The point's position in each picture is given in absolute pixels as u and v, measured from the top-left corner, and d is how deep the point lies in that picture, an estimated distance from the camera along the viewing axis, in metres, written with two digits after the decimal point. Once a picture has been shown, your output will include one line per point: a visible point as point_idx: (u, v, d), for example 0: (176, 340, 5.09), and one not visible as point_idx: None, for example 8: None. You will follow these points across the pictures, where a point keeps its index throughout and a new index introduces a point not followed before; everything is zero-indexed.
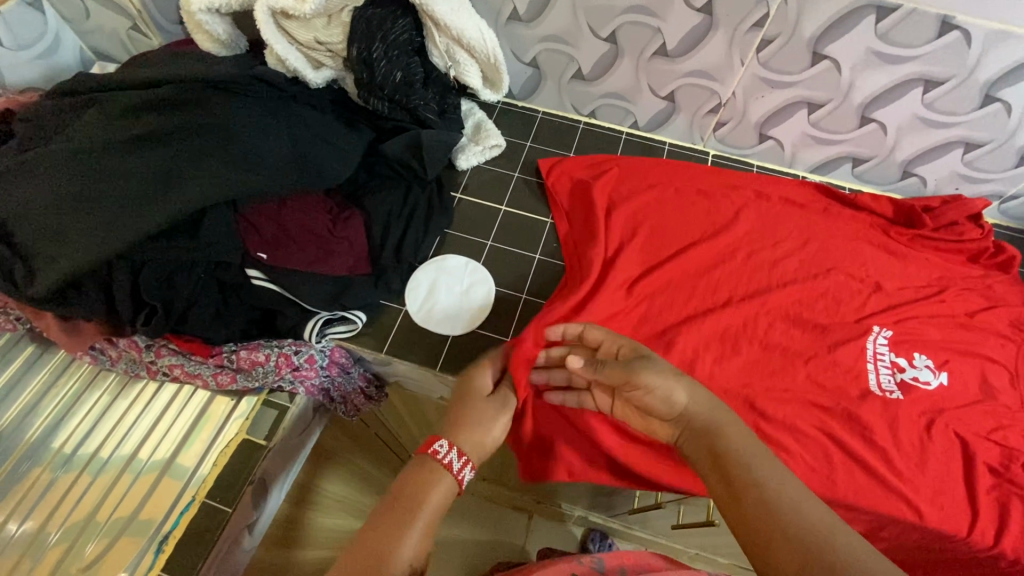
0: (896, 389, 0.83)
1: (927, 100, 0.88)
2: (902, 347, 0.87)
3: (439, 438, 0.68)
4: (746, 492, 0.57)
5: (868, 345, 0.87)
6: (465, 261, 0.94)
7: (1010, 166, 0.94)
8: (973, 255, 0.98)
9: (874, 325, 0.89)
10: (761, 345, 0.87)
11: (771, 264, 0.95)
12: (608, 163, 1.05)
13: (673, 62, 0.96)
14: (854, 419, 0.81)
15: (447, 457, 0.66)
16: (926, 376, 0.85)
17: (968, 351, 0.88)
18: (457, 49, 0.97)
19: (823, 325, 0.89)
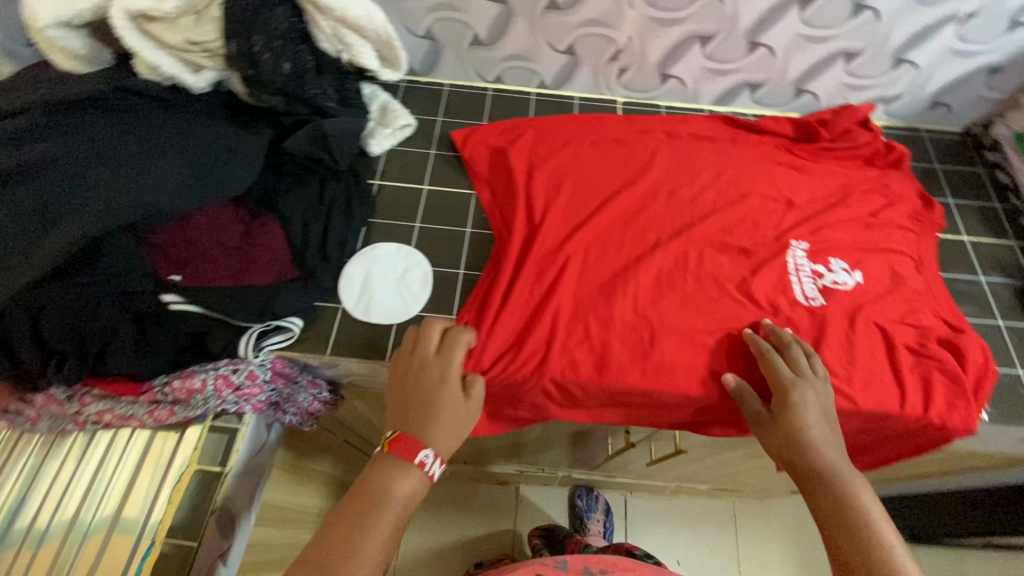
0: (819, 295, 0.89)
1: (806, 18, 0.92)
2: (819, 254, 0.93)
3: (424, 447, 0.70)
4: (846, 520, 0.68)
5: (788, 259, 0.92)
6: (396, 247, 0.92)
7: (888, 70, 1.00)
8: (869, 158, 1.04)
9: (791, 240, 0.94)
10: (694, 277, 0.90)
11: (691, 199, 0.98)
12: (521, 126, 1.05)
13: (566, 15, 0.96)
14: (787, 329, 0.86)
15: (431, 468, 0.70)
16: (843, 277, 0.91)
17: (877, 248, 0.94)
18: (346, 31, 0.93)
19: (747, 248, 0.93)
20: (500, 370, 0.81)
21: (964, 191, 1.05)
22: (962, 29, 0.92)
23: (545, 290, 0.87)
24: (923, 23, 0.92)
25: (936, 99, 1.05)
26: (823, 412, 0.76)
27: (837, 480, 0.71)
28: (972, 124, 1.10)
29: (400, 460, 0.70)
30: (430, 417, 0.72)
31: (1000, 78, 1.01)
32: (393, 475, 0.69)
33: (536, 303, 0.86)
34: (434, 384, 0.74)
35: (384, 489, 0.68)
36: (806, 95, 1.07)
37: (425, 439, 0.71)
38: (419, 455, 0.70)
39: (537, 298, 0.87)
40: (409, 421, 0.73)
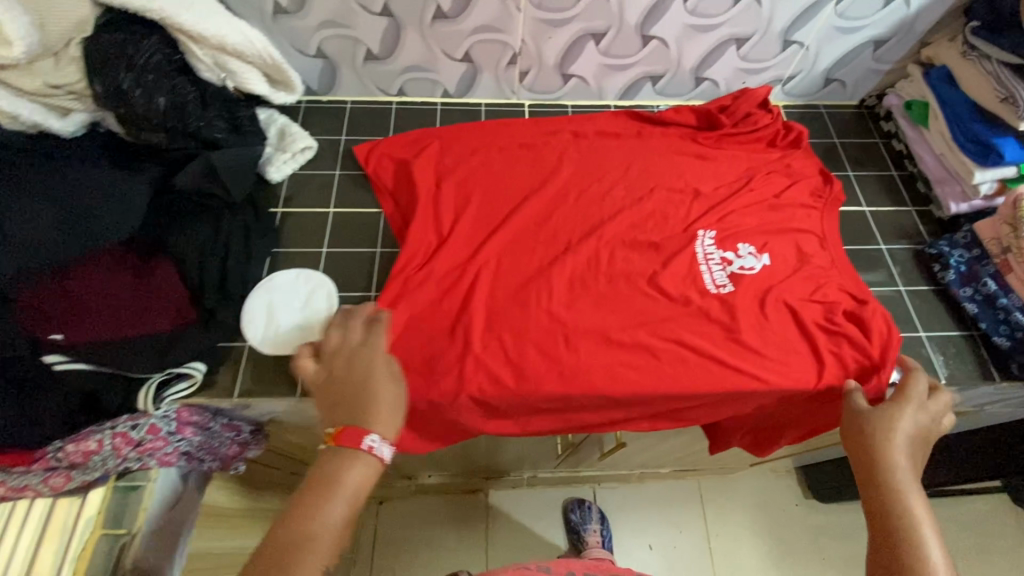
0: (728, 283, 0.90)
1: (691, 8, 0.93)
2: (728, 241, 0.94)
3: (369, 432, 0.66)
4: (890, 525, 0.66)
5: (697, 250, 0.93)
6: (296, 272, 0.89)
7: (777, 52, 1.02)
8: (771, 139, 1.06)
9: (699, 230, 0.95)
10: (606, 276, 0.91)
11: (601, 198, 0.98)
12: (427, 137, 1.03)
13: (455, 23, 0.95)
14: (699, 320, 0.87)
15: (380, 453, 0.66)
16: (751, 262, 0.92)
17: (783, 229, 0.96)
18: (227, 57, 0.89)
19: (657, 242, 0.94)
20: (403, 389, 0.81)
21: (863, 163, 1.08)
22: (840, 7, 0.95)
23: (455, 305, 0.87)
24: (803, 4, 0.94)
25: (830, 76, 1.08)
26: (917, 427, 0.75)
27: (894, 485, 0.69)
28: (867, 97, 1.13)
29: (347, 450, 0.66)
30: (370, 404, 0.68)
31: (885, 51, 1.04)
32: (343, 462, 0.65)
33: (447, 319, 0.85)
34: (366, 375, 0.71)
35: (331, 476, 0.64)
36: (706, 82, 1.08)
37: (370, 425, 0.67)
38: (365, 440, 0.66)
39: (448, 314, 0.86)
40: (344, 413, 0.69)
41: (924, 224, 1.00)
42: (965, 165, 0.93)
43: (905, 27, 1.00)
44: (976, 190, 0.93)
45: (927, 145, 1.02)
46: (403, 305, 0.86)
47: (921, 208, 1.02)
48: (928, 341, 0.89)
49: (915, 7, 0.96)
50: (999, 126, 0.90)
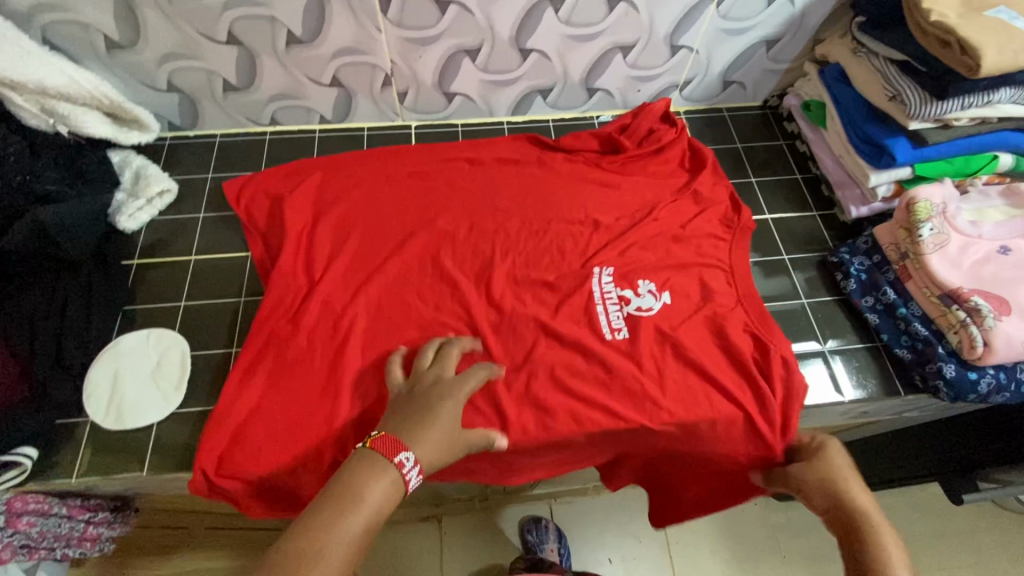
0: (624, 327, 0.82)
1: (564, 19, 0.87)
2: (627, 279, 0.86)
3: (406, 448, 0.64)
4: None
5: (594, 288, 0.85)
6: (146, 332, 0.82)
7: (666, 58, 0.97)
8: (679, 159, 1.00)
9: (597, 267, 0.88)
10: (493, 314, 0.83)
11: (493, 236, 0.90)
12: (309, 169, 0.94)
13: (312, 47, 0.87)
14: (593, 356, 0.80)
15: (409, 474, 0.63)
16: (649, 301, 0.84)
17: (685, 265, 0.88)
18: (53, 99, 0.81)
19: (553, 284, 0.86)
20: (260, 460, 0.73)
21: (766, 167, 1.03)
22: (722, 8, 0.89)
23: (320, 367, 0.78)
24: (683, 8, 0.88)
25: (727, 78, 1.03)
26: (852, 469, 0.72)
27: (865, 525, 0.66)
28: (770, 97, 1.09)
29: (378, 460, 0.63)
30: (423, 421, 0.67)
31: (779, 50, 0.99)
32: (369, 476, 0.61)
33: (310, 385, 0.77)
34: (446, 398, 0.70)
35: (354, 488, 0.60)
36: (598, 92, 1.02)
37: (409, 442, 0.65)
38: (399, 453, 0.63)
39: (312, 379, 0.77)
40: (404, 422, 0.67)
41: (828, 230, 0.96)
42: (861, 167, 0.89)
43: (795, 26, 0.95)
44: (874, 192, 0.89)
45: (827, 146, 0.98)
46: (263, 363, 0.78)
47: (825, 212, 0.98)
48: (832, 355, 0.85)
49: (802, 5, 0.91)
50: (890, 125, 0.86)
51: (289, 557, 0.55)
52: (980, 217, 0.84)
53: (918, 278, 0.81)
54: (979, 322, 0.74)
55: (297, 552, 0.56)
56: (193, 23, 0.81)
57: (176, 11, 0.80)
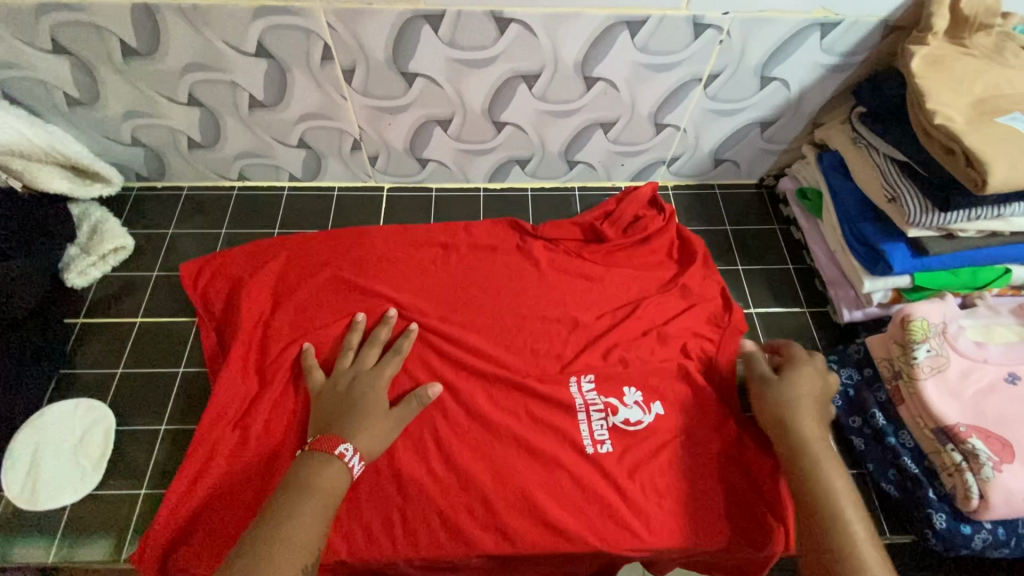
0: (608, 440, 0.76)
1: (539, 94, 0.83)
2: (611, 384, 0.80)
3: (345, 440, 0.69)
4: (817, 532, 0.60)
5: (574, 397, 0.79)
6: (74, 403, 0.79)
7: (651, 135, 0.91)
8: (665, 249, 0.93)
9: (576, 374, 0.81)
10: (441, 407, 0.78)
11: (457, 327, 0.84)
12: (272, 249, 0.89)
13: (276, 112, 0.84)
14: (542, 463, 0.74)
15: (351, 461, 0.68)
16: (637, 415, 0.78)
17: (662, 370, 0.81)
18: (7, 157, 0.80)
19: (515, 387, 0.80)
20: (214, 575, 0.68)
21: (755, 254, 0.96)
22: (710, 89, 0.83)
23: (262, 477, 0.72)
24: (666, 89, 0.83)
25: (718, 156, 0.97)
26: (815, 395, 0.70)
27: (807, 454, 0.65)
28: (766, 176, 1.02)
29: (321, 455, 0.67)
30: (352, 417, 0.72)
31: (774, 131, 0.92)
32: (316, 467, 0.66)
33: (252, 497, 0.71)
34: (365, 389, 0.75)
35: (308, 482, 0.65)
36: (579, 164, 0.97)
37: (346, 435, 0.70)
38: (337, 447, 0.68)
39: (253, 492, 0.71)
40: (338, 419, 0.72)
41: (819, 330, 0.88)
42: (855, 270, 0.81)
43: (792, 109, 0.88)
44: (869, 298, 0.81)
45: (822, 238, 0.90)
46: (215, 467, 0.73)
47: (815, 309, 0.90)
48: None
49: (799, 89, 0.85)
50: (888, 228, 0.77)
51: (269, 539, 0.59)
52: (986, 337, 0.75)
53: (912, 406, 0.72)
54: (976, 469, 0.65)
55: (273, 542, 0.59)
56: (152, 84, 0.79)
57: (133, 73, 0.77)
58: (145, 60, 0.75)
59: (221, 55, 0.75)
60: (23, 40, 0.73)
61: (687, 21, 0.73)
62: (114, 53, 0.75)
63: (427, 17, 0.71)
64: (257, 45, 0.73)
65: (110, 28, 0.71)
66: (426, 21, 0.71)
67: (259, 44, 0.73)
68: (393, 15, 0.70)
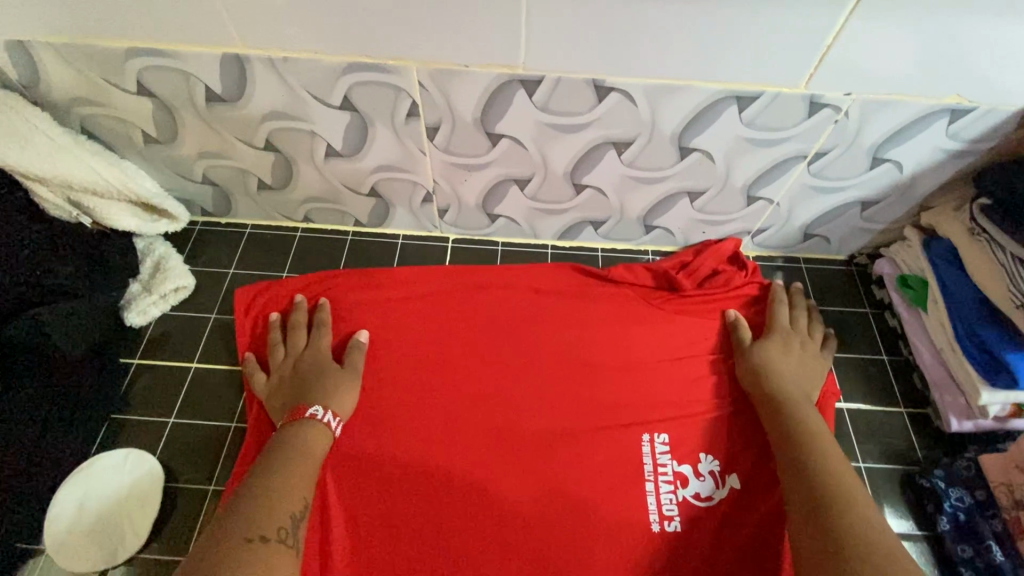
0: (677, 515, 0.71)
1: (628, 161, 0.78)
2: (684, 450, 0.75)
3: (312, 404, 0.72)
4: (804, 472, 0.63)
5: (645, 457, 0.75)
6: (127, 452, 0.76)
7: (741, 206, 0.85)
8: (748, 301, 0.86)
9: (648, 432, 0.76)
10: (502, 490, 0.72)
11: (523, 401, 0.78)
12: (328, 282, 0.87)
13: (352, 161, 0.81)
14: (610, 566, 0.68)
15: (327, 417, 0.71)
16: (708, 488, 0.73)
17: (741, 464, 0.74)
18: (83, 194, 0.79)
19: (582, 475, 0.73)
20: None
21: (844, 339, 0.89)
22: (814, 167, 0.77)
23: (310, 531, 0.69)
24: (766, 164, 0.77)
25: (809, 231, 0.90)
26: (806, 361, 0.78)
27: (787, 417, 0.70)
28: (857, 253, 0.94)
29: (292, 425, 0.70)
30: (307, 386, 0.75)
31: (875, 211, 0.85)
32: (288, 434, 0.69)
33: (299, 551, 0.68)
34: (314, 357, 0.78)
35: (288, 442, 0.67)
36: (656, 229, 0.91)
37: (312, 401, 0.73)
38: (307, 411, 0.71)
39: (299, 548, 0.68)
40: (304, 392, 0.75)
41: (916, 434, 0.81)
42: (969, 377, 0.74)
43: (900, 191, 0.81)
44: (983, 410, 0.74)
45: (925, 332, 0.83)
46: None
47: (913, 410, 0.82)
48: None
49: (912, 172, 0.78)
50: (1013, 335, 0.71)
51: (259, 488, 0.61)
52: None
53: None
54: None
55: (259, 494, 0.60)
56: (231, 129, 0.77)
57: (214, 117, 0.75)
58: (227, 106, 0.73)
59: (305, 106, 0.72)
60: (107, 80, 0.71)
61: (803, 100, 0.67)
62: (198, 98, 0.72)
63: (524, 81, 0.67)
64: (343, 99, 0.70)
65: (197, 74, 0.69)
66: (522, 85, 0.67)
67: (345, 97, 0.70)
68: (488, 79, 0.67)
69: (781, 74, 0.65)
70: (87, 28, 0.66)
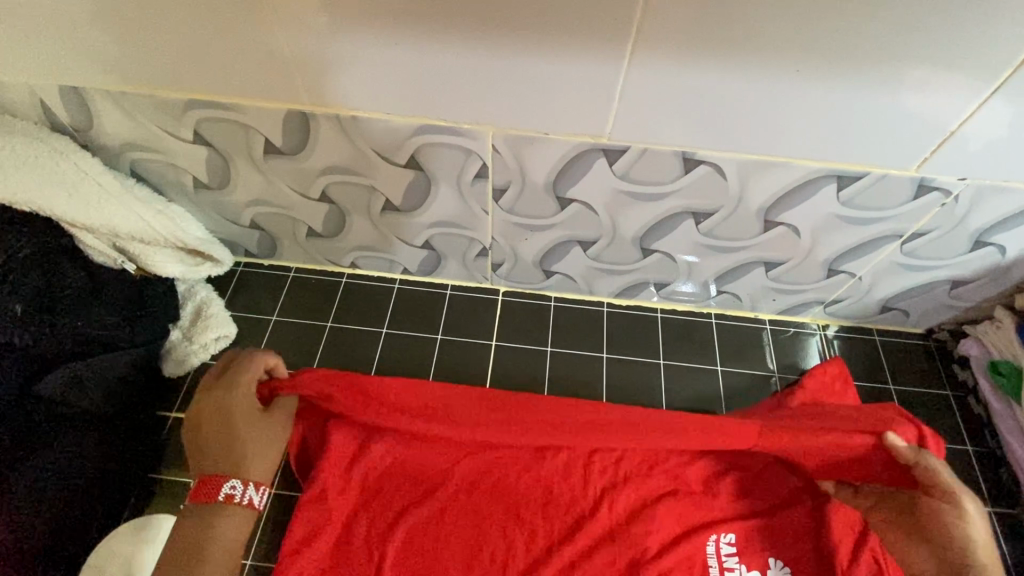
0: None
1: (705, 230, 0.72)
2: (752, 551, 0.70)
3: (229, 480, 0.63)
4: None
5: (709, 557, 0.70)
6: (163, 520, 0.73)
7: (820, 278, 0.79)
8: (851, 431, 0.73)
9: (714, 530, 0.71)
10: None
11: (581, 481, 0.73)
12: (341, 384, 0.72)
13: (409, 217, 0.76)
14: None
15: (245, 496, 0.64)
16: None
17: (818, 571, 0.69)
18: (127, 240, 0.76)
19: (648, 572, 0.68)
20: None
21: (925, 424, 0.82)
22: (908, 246, 0.71)
23: None
24: (856, 241, 0.71)
25: (887, 304, 0.84)
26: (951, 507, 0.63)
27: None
28: (936, 327, 0.87)
29: (212, 506, 0.63)
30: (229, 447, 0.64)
31: (966, 290, 0.79)
32: (208, 522, 0.62)
33: None
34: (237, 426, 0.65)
35: (202, 539, 0.61)
36: (723, 294, 0.85)
37: (232, 470, 0.64)
38: (222, 489, 0.63)
39: None
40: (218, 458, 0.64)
41: (1007, 539, 0.74)
42: None
43: (997, 272, 0.75)
44: None
45: (1020, 430, 0.76)
46: None
47: (1003, 510, 0.76)
48: None
49: (1015, 255, 0.72)
50: None
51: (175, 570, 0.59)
52: None
53: None
54: None
55: None
56: (286, 179, 0.73)
57: (271, 169, 0.71)
58: (286, 159, 0.69)
59: (367, 163, 0.68)
60: (164, 129, 0.69)
61: (911, 182, 0.62)
62: (257, 150, 0.69)
63: (605, 150, 0.62)
64: (409, 158, 0.66)
65: (256, 127, 0.66)
66: (603, 153, 0.63)
67: (412, 156, 0.66)
68: (567, 147, 0.62)
69: (889, 157, 0.60)
70: (149, 79, 0.63)
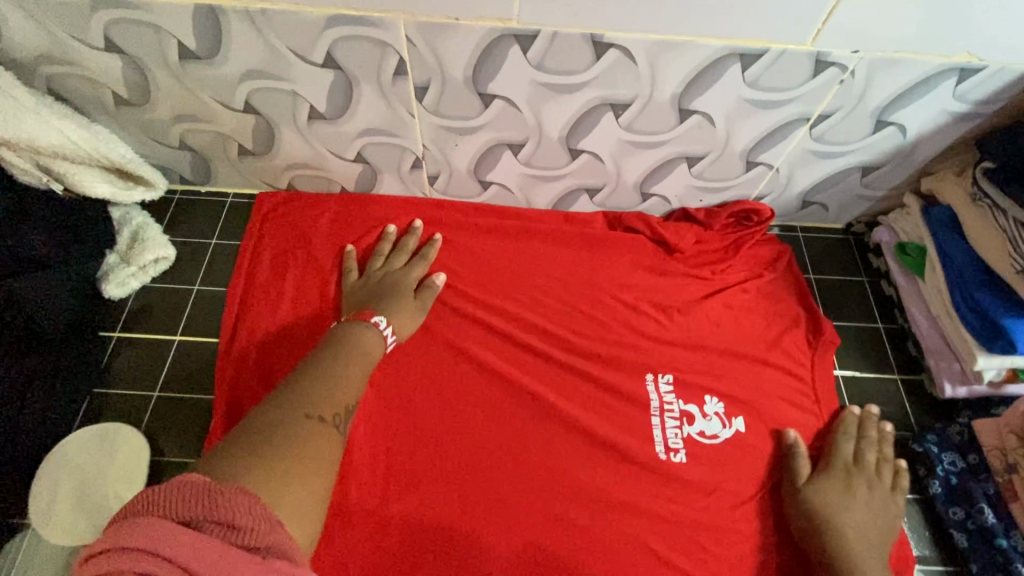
0: (682, 448, 0.74)
1: (626, 124, 0.75)
2: (683, 394, 0.77)
3: (378, 314, 0.73)
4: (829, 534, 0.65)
5: (652, 397, 0.77)
6: (109, 428, 0.74)
7: (739, 172, 0.82)
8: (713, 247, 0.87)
9: (651, 373, 0.78)
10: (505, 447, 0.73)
11: (517, 366, 0.78)
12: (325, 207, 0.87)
13: (336, 126, 0.77)
14: (607, 518, 0.69)
15: (385, 331, 0.72)
16: (714, 428, 0.75)
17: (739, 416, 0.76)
18: (51, 158, 0.75)
19: (590, 433, 0.74)
20: None
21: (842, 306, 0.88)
22: (817, 131, 0.75)
23: None
24: (768, 127, 0.74)
25: (807, 198, 0.88)
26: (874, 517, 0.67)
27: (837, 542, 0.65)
28: (854, 222, 0.93)
29: (358, 323, 0.70)
30: (392, 303, 0.76)
31: (876, 177, 0.83)
32: (354, 331, 0.69)
33: None
34: (398, 279, 0.79)
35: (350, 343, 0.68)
36: (653, 198, 0.87)
37: (379, 312, 0.74)
38: (372, 318, 0.72)
39: None
40: (370, 305, 0.76)
41: (909, 400, 0.80)
42: (966, 343, 0.73)
43: (901, 155, 0.79)
44: (978, 375, 0.74)
45: (923, 302, 0.81)
46: None
47: (909, 375, 0.82)
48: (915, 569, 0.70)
49: (916, 135, 0.76)
50: (1011, 301, 0.71)
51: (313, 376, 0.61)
52: None
53: None
54: None
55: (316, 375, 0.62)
56: (208, 89, 0.73)
57: (189, 76, 0.71)
58: (203, 65, 0.69)
59: (285, 63, 0.68)
60: (71, 35, 0.67)
61: (809, 58, 0.65)
62: (171, 55, 0.68)
63: (518, 36, 0.64)
64: (326, 56, 0.67)
65: (167, 28, 0.65)
66: (516, 40, 0.64)
67: (328, 54, 0.67)
68: (480, 34, 0.64)
69: (786, 31, 0.63)
70: None
